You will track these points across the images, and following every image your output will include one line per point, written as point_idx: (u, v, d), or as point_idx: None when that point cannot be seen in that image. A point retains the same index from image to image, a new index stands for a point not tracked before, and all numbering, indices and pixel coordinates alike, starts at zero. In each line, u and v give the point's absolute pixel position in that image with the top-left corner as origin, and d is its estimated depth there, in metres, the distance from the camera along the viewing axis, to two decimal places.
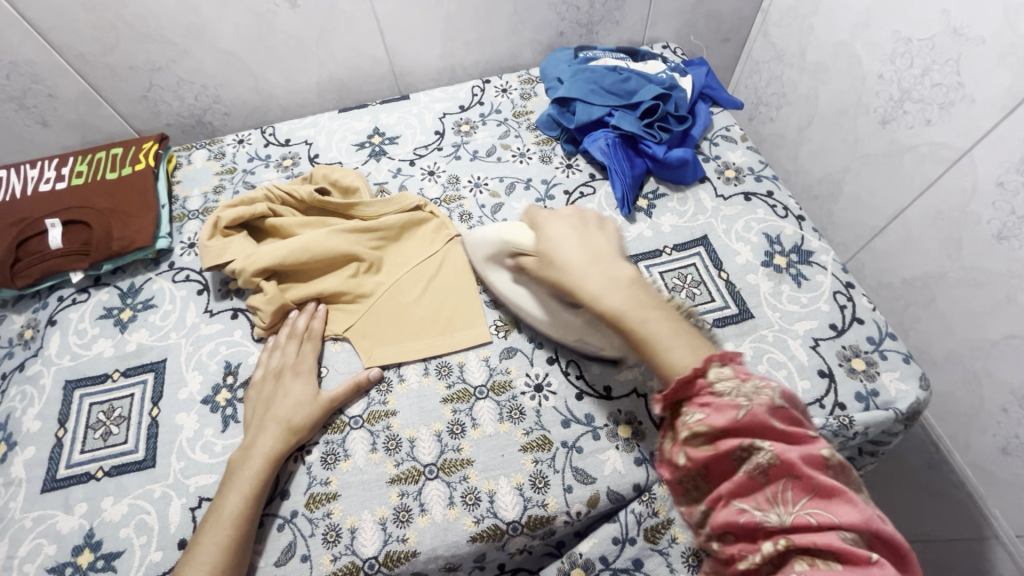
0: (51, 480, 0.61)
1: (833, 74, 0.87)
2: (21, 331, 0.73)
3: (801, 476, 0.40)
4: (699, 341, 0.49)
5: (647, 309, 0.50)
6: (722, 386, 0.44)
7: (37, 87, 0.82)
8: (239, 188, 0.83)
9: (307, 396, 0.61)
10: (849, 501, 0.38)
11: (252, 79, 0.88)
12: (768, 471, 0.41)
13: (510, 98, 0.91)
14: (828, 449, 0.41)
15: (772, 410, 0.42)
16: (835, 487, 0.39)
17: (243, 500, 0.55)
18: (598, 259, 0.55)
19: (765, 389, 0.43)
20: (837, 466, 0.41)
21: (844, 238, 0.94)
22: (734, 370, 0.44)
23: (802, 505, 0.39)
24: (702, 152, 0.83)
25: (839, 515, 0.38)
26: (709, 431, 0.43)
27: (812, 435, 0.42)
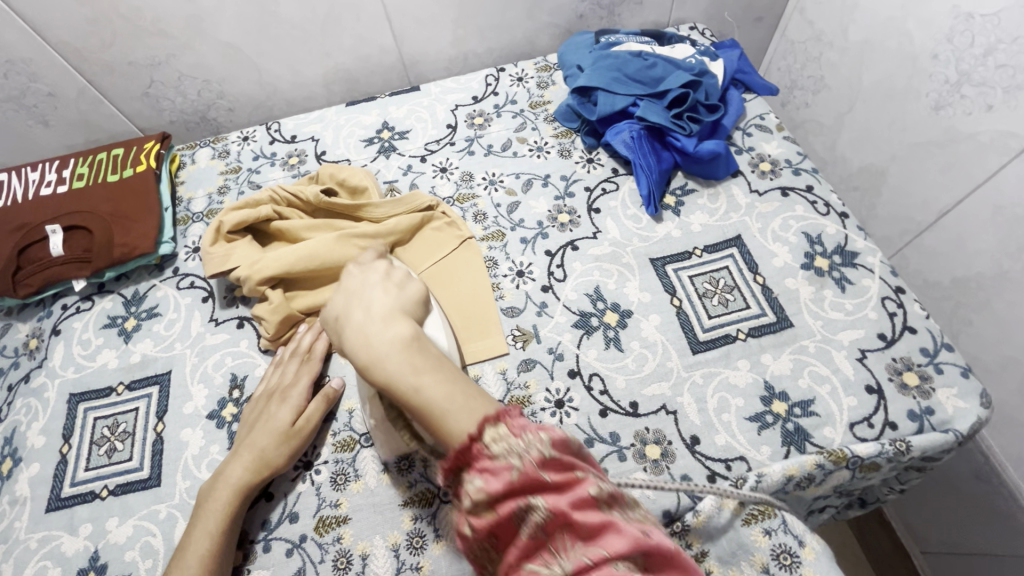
0: (55, 500, 0.59)
1: (879, 55, 0.80)
2: (25, 341, 0.71)
3: (574, 522, 0.33)
4: (483, 396, 0.40)
5: (422, 371, 0.40)
6: (495, 448, 0.35)
7: (36, 86, 0.79)
8: (243, 189, 0.79)
9: (282, 424, 0.57)
10: (620, 531, 0.33)
11: (256, 72, 0.84)
12: (542, 525, 0.33)
13: (526, 87, 0.85)
14: (596, 484, 0.35)
15: (542, 458, 0.35)
16: (603, 520, 0.33)
17: (211, 536, 0.52)
18: (376, 317, 0.45)
19: (535, 440, 0.35)
20: (610, 498, 0.35)
21: (887, 233, 0.87)
22: (509, 426, 0.36)
23: (576, 548, 0.33)
24: (734, 144, 0.76)
25: (610, 548, 0.32)
26: (487, 500, 0.34)
27: (584, 472, 0.35)
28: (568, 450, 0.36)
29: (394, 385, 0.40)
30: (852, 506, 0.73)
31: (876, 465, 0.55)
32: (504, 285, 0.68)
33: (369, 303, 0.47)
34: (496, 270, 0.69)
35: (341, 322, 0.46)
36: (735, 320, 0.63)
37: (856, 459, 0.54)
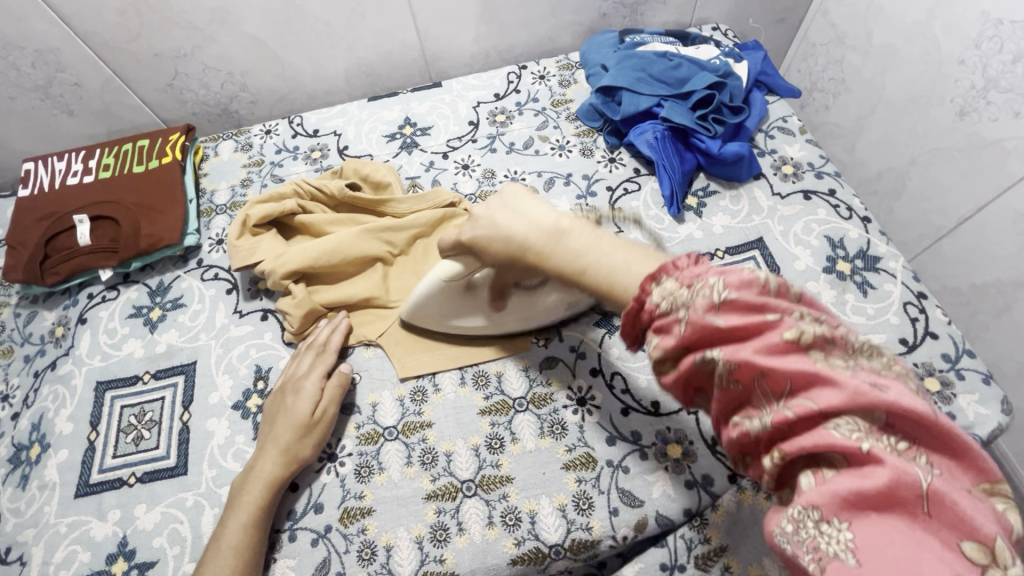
0: (84, 485, 0.60)
1: (903, 59, 0.80)
2: (52, 329, 0.72)
3: (768, 373, 0.31)
4: (647, 254, 0.41)
5: (582, 252, 0.42)
6: (666, 304, 0.35)
7: (62, 76, 0.80)
8: (267, 182, 0.80)
9: (301, 416, 0.58)
10: (831, 382, 0.29)
11: (279, 66, 0.84)
12: (731, 377, 0.33)
13: (548, 85, 0.85)
14: (794, 328, 0.31)
15: (714, 306, 0.33)
16: (807, 370, 0.30)
17: (242, 528, 0.53)
18: (526, 217, 0.47)
19: (707, 287, 0.34)
20: (819, 344, 0.31)
21: (905, 238, 0.87)
22: (679, 277, 0.36)
23: (779, 400, 0.31)
24: (756, 146, 0.76)
25: (819, 401, 0.29)
26: (671, 353, 0.36)
27: (776, 314, 0.32)
28: (753, 289, 0.33)
29: (563, 272, 0.44)
30: None
31: None
32: None
33: (491, 214, 0.50)
34: None
35: (471, 240, 0.51)
36: None
37: None
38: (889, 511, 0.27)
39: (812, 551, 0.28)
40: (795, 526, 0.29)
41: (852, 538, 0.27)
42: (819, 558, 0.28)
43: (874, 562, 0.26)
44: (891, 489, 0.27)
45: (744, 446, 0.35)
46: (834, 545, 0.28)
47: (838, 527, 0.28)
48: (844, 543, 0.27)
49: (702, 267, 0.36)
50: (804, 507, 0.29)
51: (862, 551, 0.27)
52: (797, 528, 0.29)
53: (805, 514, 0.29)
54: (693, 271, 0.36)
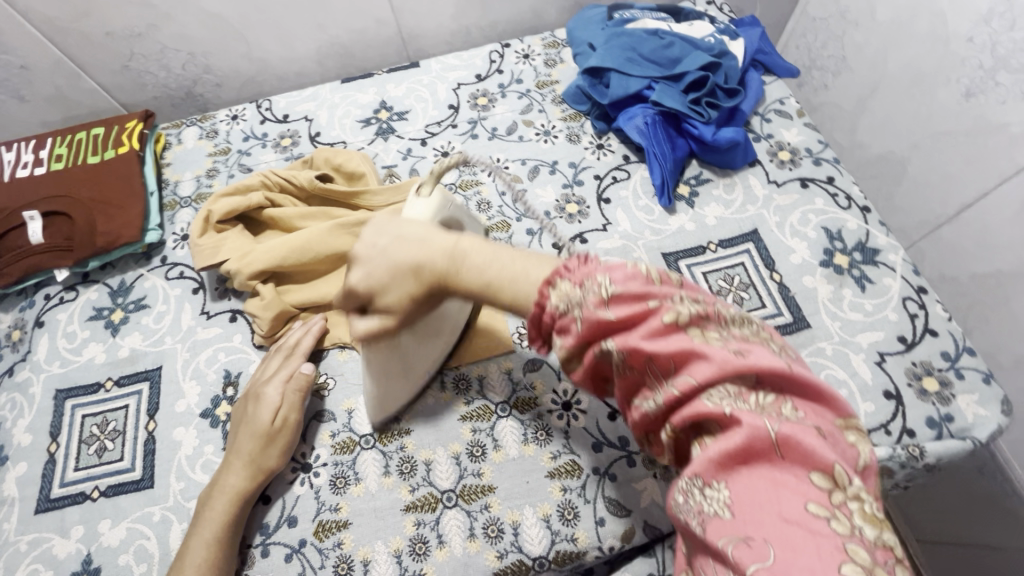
0: (44, 500, 0.57)
1: (908, 36, 0.75)
2: (8, 332, 0.67)
3: (654, 357, 0.32)
4: (535, 257, 0.39)
5: (486, 266, 0.39)
6: (562, 306, 0.35)
7: (7, 58, 0.74)
8: (233, 172, 0.75)
9: (260, 425, 0.54)
10: (702, 357, 0.31)
11: (244, 45, 0.79)
12: (626, 365, 0.34)
13: (533, 65, 0.80)
14: (672, 312, 0.33)
15: (604, 303, 0.33)
16: (685, 349, 0.32)
17: (206, 545, 0.50)
18: (415, 242, 0.41)
19: (593, 285, 0.34)
20: (694, 320, 0.33)
21: (904, 225, 0.84)
22: (571, 277, 0.35)
23: (665, 378, 0.33)
24: (752, 130, 0.72)
25: (697, 375, 0.31)
26: (574, 353, 0.36)
27: (656, 301, 0.33)
28: (636, 280, 0.34)
29: (473, 296, 0.40)
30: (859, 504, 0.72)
31: (890, 470, 0.53)
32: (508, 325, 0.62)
33: (375, 248, 0.42)
34: None
35: (368, 292, 0.42)
36: None
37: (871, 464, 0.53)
38: (756, 462, 0.29)
39: (698, 517, 0.30)
40: (686, 496, 0.31)
41: (729, 494, 0.29)
42: (701, 519, 0.30)
43: (745, 511, 0.28)
44: (753, 444, 0.29)
45: (647, 424, 0.35)
46: (714, 505, 0.29)
47: (718, 487, 0.29)
48: (723, 501, 0.29)
49: (591, 264, 0.35)
50: (688, 474, 0.31)
51: (736, 503, 0.29)
52: (687, 497, 0.31)
53: (691, 482, 0.31)
54: (583, 270, 0.35)
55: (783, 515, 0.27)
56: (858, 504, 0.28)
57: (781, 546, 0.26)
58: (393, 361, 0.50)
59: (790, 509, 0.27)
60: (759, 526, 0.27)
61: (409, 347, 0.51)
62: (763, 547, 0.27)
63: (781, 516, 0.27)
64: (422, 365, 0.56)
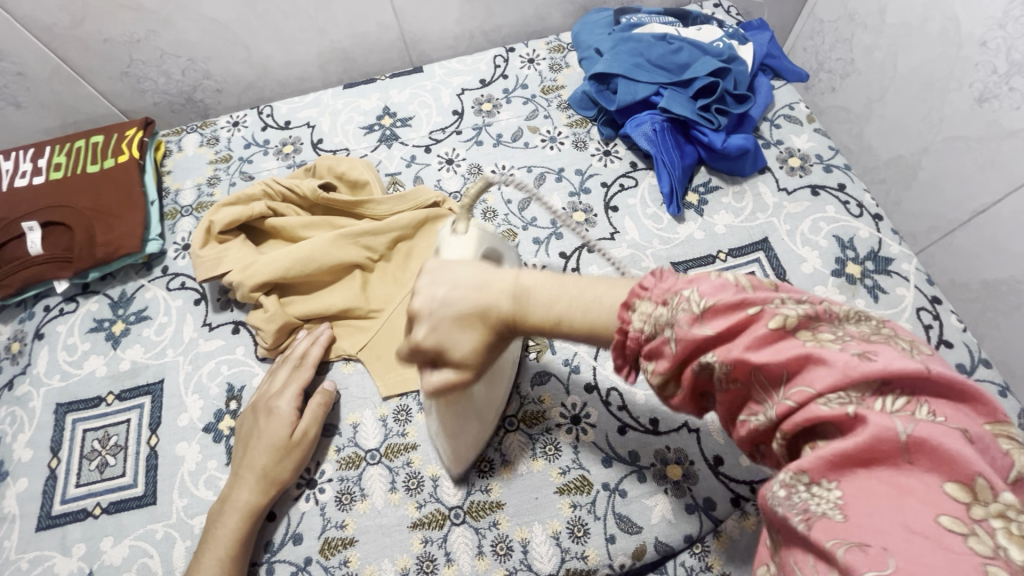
0: (45, 517, 0.56)
1: (919, 39, 0.74)
2: (7, 344, 0.67)
3: (762, 366, 0.29)
4: (600, 280, 0.37)
5: (557, 303, 0.37)
6: (648, 326, 0.33)
7: (4, 65, 0.73)
8: (235, 180, 0.74)
9: (278, 440, 0.54)
10: (818, 362, 0.27)
11: (245, 51, 0.77)
12: (729, 378, 0.30)
13: (538, 70, 0.79)
14: (777, 317, 0.29)
15: (698, 319, 0.31)
16: (797, 354, 0.28)
17: (219, 564, 0.49)
18: (483, 285, 0.38)
19: (679, 302, 0.32)
20: (803, 323, 0.29)
21: (913, 230, 0.83)
22: (652, 295, 0.34)
23: (774, 388, 0.29)
24: (761, 136, 0.71)
25: (813, 385, 0.27)
26: (670, 374, 0.33)
27: (756, 308, 0.30)
28: (728, 289, 0.31)
29: (545, 331, 0.38)
30: None
31: None
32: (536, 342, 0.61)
33: (436, 300, 0.38)
34: None
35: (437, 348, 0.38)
36: None
37: None
38: (877, 466, 0.25)
39: (801, 513, 0.26)
40: (787, 492, 0.27)
41: (841, 495, 0.25)
42: (805, 516, 0.26)
43: (862, 515, 0.24)
44: (878, 447, 0.25)
45: (756, 439, 0.31)
46: (823, 505, 0.26)
47: (827, 487, 0.26)
48: (834, 502, 0.25)
49: (673, 280, 0.34)
50: (792, 470, 0.27)
51: (850, 506, 0.25)
52: (790, 493, 0.27)
53: (795, 478, 0.27)
54: (664, 285, 0.34)
55: (908, 526, 0.23)
56: (1007, 524, 0.23)
57: (906, 557, 0.22)
58: (468, 413, 0.49)
59: (918, 520, 0.23)
60: (881, 535, 0.23)
61: (478, 395, 0.49)
62: (881, 556, 0.23)
63: (906, 525, 0.23)
64: (488, 411, 0.53)
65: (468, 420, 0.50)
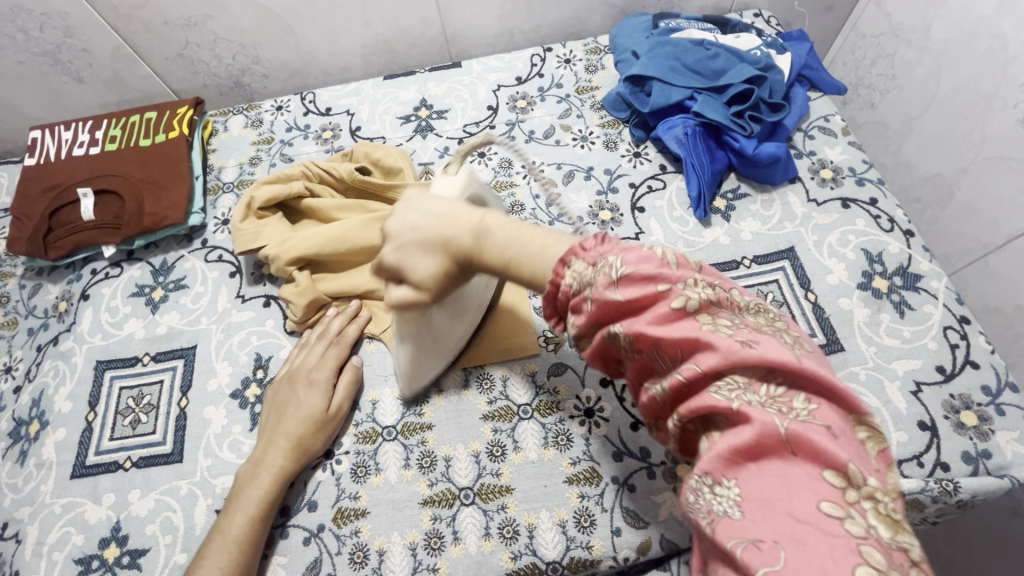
0: (80, 466, 0.59)
1: (964, 57, 0.73)
2: (55, 303, 0.71)
3: (661, 344, 0.33)
4: (557, 233, 0.40)
5: (509, 246, 0.39)
6: (575, 285, 0.36)
7: (71, 42, 0.77)
8: (275, 162, 0.77)
9: (314, 411, 0.56)
10: (708, 346, 0.31)
11: (293, 38, 0.81)
12: (634, 349, 0.35)
13: (574, 71, 0.80)
14: (680, 298, 0.33)
15: (613, 284, 0.34)
16: (692, 336, 0.32)
17: (249, 521, 0.51)
18: (449, 216, 0.41)
19: (603, 266, 0.35)
20: (703, 306, 0.33)
21: (947, 251, 0.82)
22: (585, 257, 0.36)
23: (674, 365, 0.33)
24: (794, 147, 0.71)
25: (703, 363, 0.31)
26: (585, 331, 0.37)
27: (664, 286, 0.33)
28: (650, 262, 0.34)
29: (498, 271, 0.41)
30: None
31: (921, 504, 0.51)
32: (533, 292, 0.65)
33: (405, 224, 0.42)
34: None
35: (398, 267, 0.42)
36: None
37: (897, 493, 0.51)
38: (765, 460, 0.29)
39: (708, 516, 0.30)
40: (695, 495, 0.31)
41: (738, 492, 0.29)
42: (712, 517, 0.29)
43: (755, 511, 0.28)
44: (763, 440, 0.29)
45: (654, 408, 0.36)
46: (724, 503, 0.29)
47: (728, 485, 0.29)
48: (733, 500, 0.29)
49: (607, 245, 0.36)
50: (698, 472, 0.31)
51: (746, 504, 0.28)
52: (698, 496, 0.31)
53: (702, 480, 0.30)
54: (598, 249, 0.36)
55: (793, 515, 0.27)
56: (873, 504, 0.27)
57: (793, 550, 0.26)
58: (424, 339, 0.53)
59: (803, 509, 0.27)
60: (768, 528, 0.27)
61: (438, 323, 0.53)
62: (773, 549, 0.26)
63: (793, 515, 0.27)
64: (449, 344, 0.57)
65: (423, 346, 0.54)
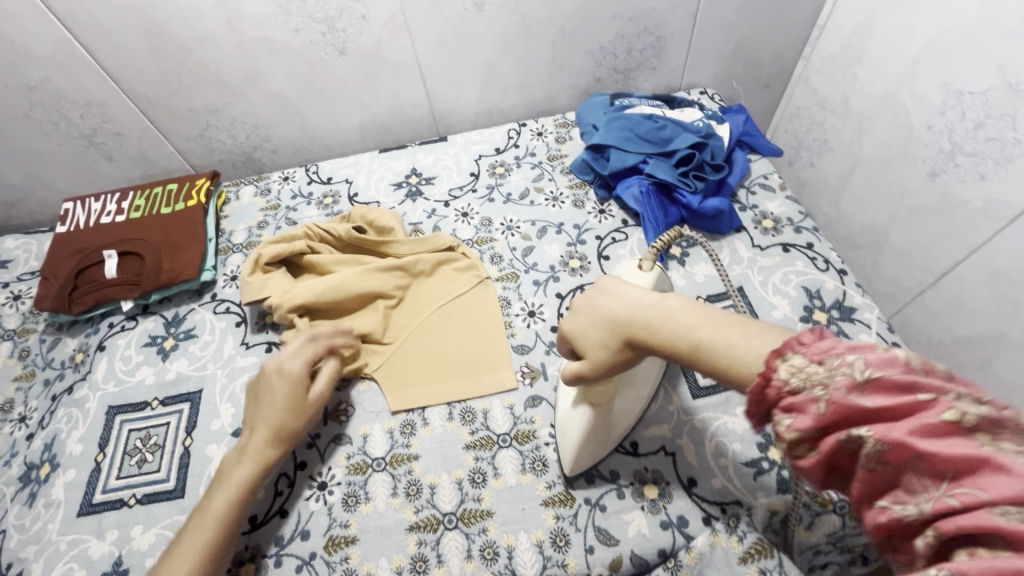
0: (87, 504, 0.63)
1: (877, 123, 0.85)
2: (73, 354, 0.77)
3: (925, 455, 0.28)
4: (771, 330, 0.39)
5: (697, 333, 0.42)
6: (795, 381, 0.33)
7: (106, 126, 0.89)
8: (281, 225, 0.86)
9: (291, 399, 0.60)
10: (1001, 470, 0.26)
11: (301, 120, 0.93)
12: (879, 459, 0.29)
13: (545, 141, 0.92)
14: (953, 408, 0.28)
15: (856, 387, 0.30)
16: (972, 456, 0.27)
17: (227, 504, 0.55)
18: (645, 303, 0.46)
19: (842, 367, 0.31)
20: (986, 423, 0.27)
21: (889, 291, 0.90)
22: (808, 353, 0.33)
23: (937, 482, 0.27)
24: (738, 201, 0.81)
25: (989, 490, 0.26)
26: (806, 435, 0.32)
27: (926, 394, 0.29)
28: (896, 367, 0.30)
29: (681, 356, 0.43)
30: (855, 562, 0.65)
31: None
32: (516, 324, 0.72)
33: (591, 303, 0.49)
34: (510, 309, 0.73)
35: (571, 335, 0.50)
36: None
37: (843, 504, 0.56)
38: None
39: None
40: None
41: None
42: None
43: None
44: None
45: (893, 531, 0.30)
46: None
47: None
48: None
49: (832, 341, 0.33)
50: None
51: None
52: None
53: None
54: (823, 345, 0.33)
55: None
56: None
57: None
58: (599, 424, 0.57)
59: None
60: None
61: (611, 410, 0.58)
62: None
63: None
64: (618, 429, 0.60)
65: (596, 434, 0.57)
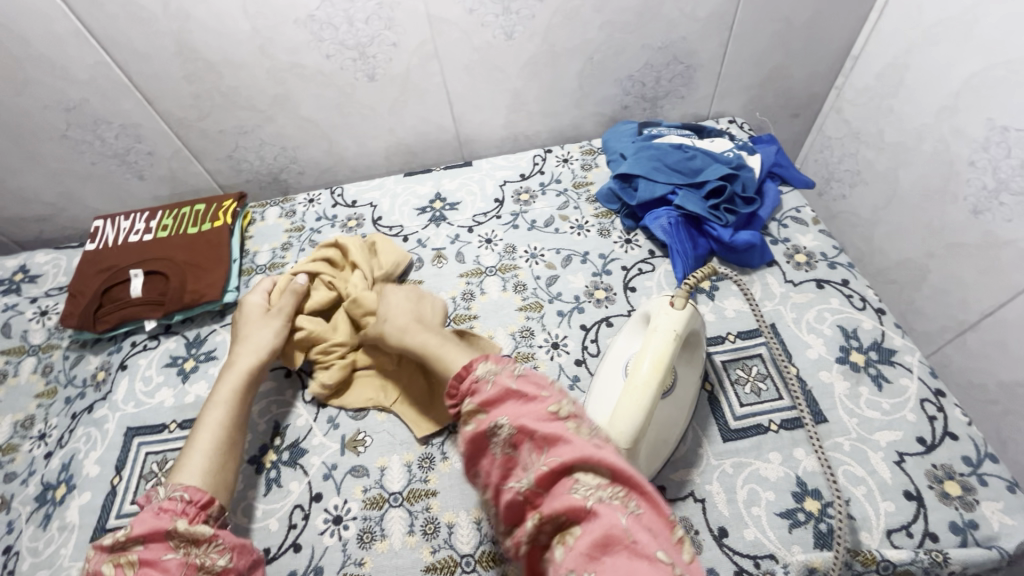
0: (101, 529, 0.62)
1: (915, 157, 0.83)
2: (95, 373, 0.77)
3: (533, 436, 0.48)
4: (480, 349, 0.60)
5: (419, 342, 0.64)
6: (485, 376, 0.54)
7: (139, 146, 0.90)
8: (305, 247, 0.86)
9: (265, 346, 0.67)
10: (567, 441, 0.46)
11: (328, 143, 0.93)
12: (511, 439, 0.49)
13: (571, 168, 0.91)
14: (553, 404, 0.50)
15: (513, 378, 0.53)
16: (557, 434, 0.47)
17: (228, 412, 0.62)
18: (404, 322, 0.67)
19: (509, 370, 0.54)
20: (568, 415, 0.49)
21: (927, 329, 0.87)
22: (499, 364, 0.55)
23: (540, 460, 0.47)
24: (770, 234, 0.79)
25: (562, 455, 0.46)
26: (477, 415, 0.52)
27: (546, 397, 0.51)
28: (532, 383, 0.53)
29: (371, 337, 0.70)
30: None
31: None
32: (539, 356, 0.70)
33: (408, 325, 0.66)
34: (533, 340, 0.72)
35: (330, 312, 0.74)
36: (767, 410, 0.63)
37: (888, 564, 0.52)
38: (615, 549, 0.40)
39: None
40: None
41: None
42: None
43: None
44: (611, 531, 0.40)
45: (517, 508, 0.47)
46: None
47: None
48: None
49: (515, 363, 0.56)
50: (566, 570, 0.40)
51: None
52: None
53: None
54: (510, 367, 0.54)
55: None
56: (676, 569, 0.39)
57: None
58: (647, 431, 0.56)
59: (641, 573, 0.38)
60: None
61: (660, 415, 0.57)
62: None
63: None
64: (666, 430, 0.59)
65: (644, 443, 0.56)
